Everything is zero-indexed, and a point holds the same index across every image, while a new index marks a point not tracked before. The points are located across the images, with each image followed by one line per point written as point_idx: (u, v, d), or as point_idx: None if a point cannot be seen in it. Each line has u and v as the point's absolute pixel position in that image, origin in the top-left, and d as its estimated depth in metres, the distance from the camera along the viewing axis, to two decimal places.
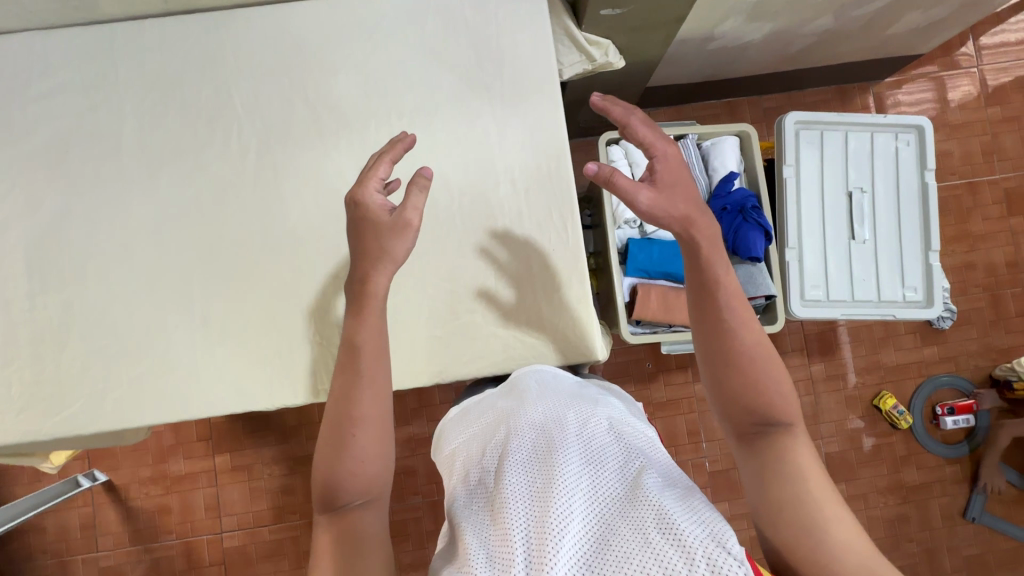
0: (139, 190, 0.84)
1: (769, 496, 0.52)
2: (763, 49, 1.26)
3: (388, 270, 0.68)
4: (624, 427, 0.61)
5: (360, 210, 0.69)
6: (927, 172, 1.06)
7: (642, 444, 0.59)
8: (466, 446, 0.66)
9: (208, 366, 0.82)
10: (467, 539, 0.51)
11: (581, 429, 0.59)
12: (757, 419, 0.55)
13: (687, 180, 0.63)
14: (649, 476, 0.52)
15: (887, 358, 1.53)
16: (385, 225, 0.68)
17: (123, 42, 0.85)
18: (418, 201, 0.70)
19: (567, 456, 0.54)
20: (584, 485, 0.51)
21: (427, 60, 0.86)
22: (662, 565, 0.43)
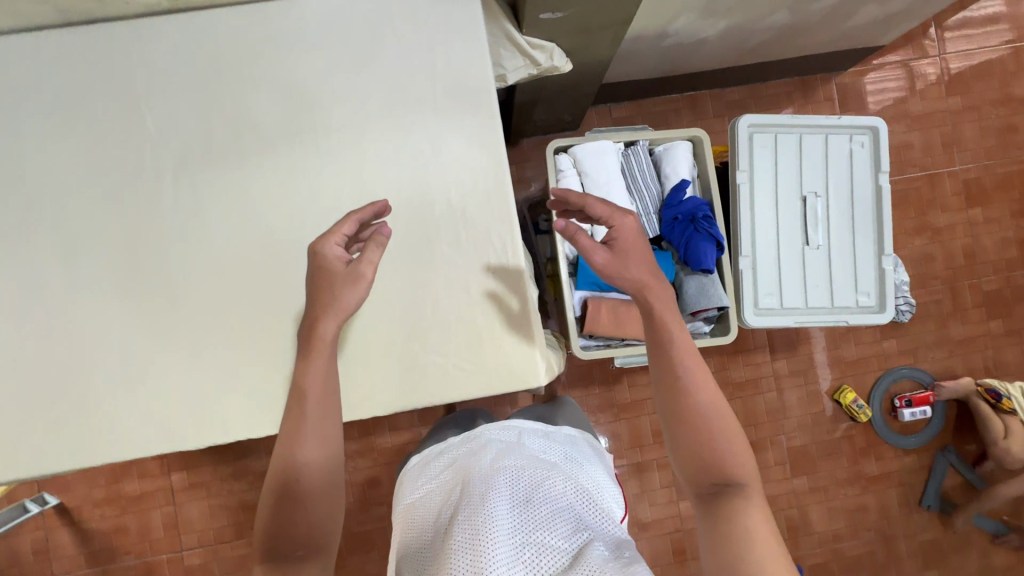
0: (44, 219, 0.78)
1: (717, 549, 0.57)
2: (721, 44, 1.22)
3: (337, 319, 0.68)
4: (580, 485, 0.62)
5: (318, 260, 0.70)
6: (881, 174, 1.04)
7: (594, 506, 0.60)
8: (421, 497, 0.66)
9: (129, 406, 0.77)
10: None
11: (528, 481, 0.60)
12: (711, 475, 0.61)
13: (642, 247, 0.72)
14: (591, 546, 0.54)
15: (848, 353, 1.54)
16: (339, 275, 0.68)
17: (16, 55, 0.77)
18: (376, 254, 0.70)
19: (508, 518, 0.55)
20: (518, 547, 0.53)
21: (355, 72, 0.80)
22: None
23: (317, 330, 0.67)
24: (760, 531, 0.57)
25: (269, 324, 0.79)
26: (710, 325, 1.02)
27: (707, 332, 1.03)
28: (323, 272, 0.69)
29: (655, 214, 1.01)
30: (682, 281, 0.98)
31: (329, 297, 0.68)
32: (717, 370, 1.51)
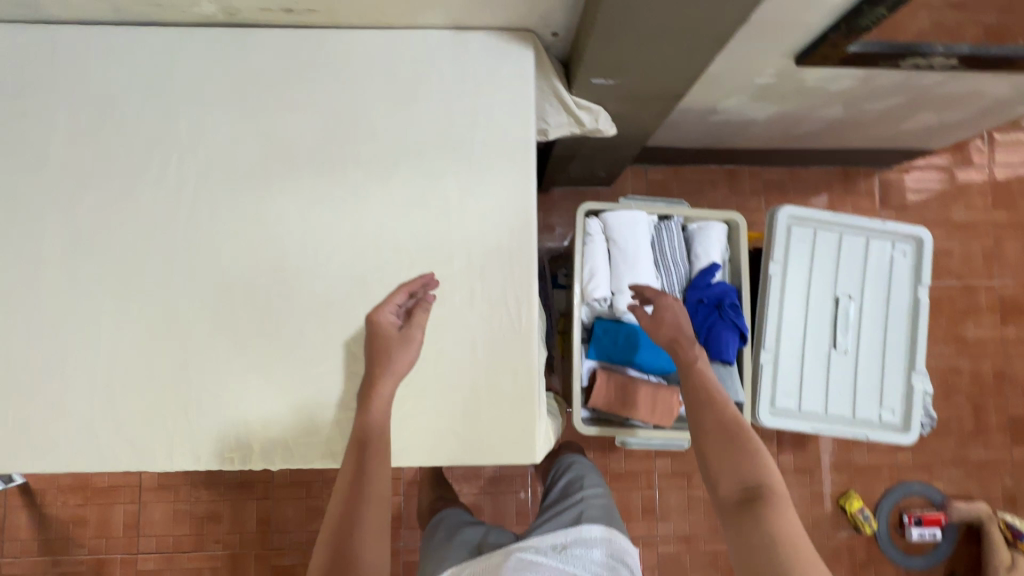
0: (58, 211, 0.76)
1: (743, 522, 0.67)
2: (769, 127, 1.20)
3: (391, 382, 0.73)
4: None
5: (373, 329, 0.75)
6: (920, 287, 1.00)
7: None
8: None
9: (104, 416, 0.74)
10: None
11: None
12: (732, 465, 0.72)
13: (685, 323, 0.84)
14: None
15: (859, 457, 1.46)
16: (392, 340, 0.74)
17: (66, 47, 0.77)
18: (422, 317, 0.75)
19: None
20: None
21: (396, 111, 0.79)
22: None
23: (374, 391, 0.72)
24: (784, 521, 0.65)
25: (263, 353, 0.76)
26: None
27: None
28: (378, 338, 0.74)
29: (680, 293, 0.97)
30: None
31: (384, 358, 0.73)
32: None
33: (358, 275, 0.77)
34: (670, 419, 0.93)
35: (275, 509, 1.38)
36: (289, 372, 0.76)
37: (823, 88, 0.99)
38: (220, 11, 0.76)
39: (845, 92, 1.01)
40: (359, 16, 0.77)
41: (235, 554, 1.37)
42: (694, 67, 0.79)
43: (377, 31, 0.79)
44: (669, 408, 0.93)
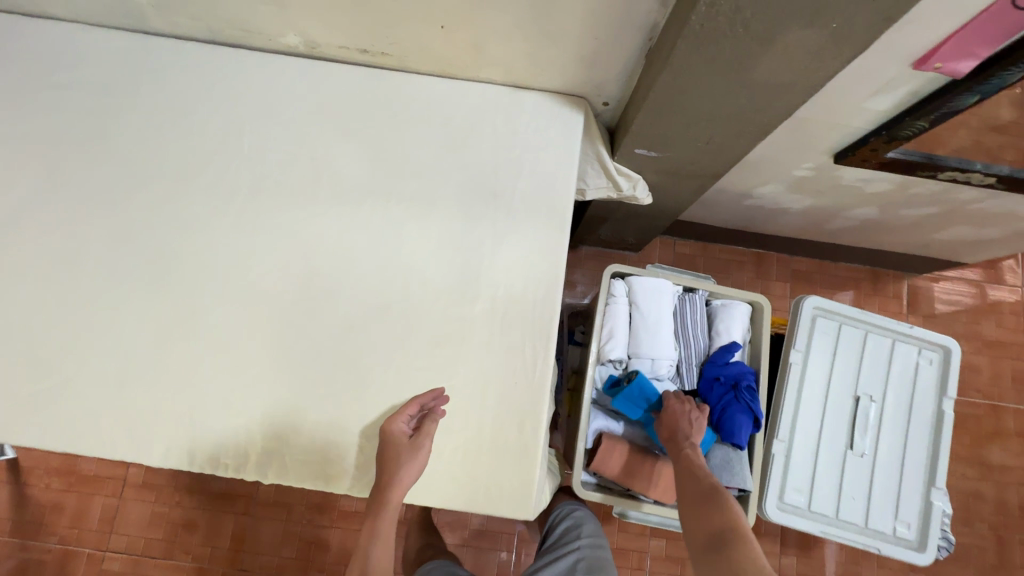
0: (116, 200, 0.80)
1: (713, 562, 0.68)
2: (801, 218, 1.22)
3: (398, 494, 0.71)
4: None
5: (386, 441, 0.72)
6: (946, 399, 0.97)
7: None
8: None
9: (110, 402, 0.74)
10: None
11: None
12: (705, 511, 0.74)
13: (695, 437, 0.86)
14: None
15: (867, 574, 1.36)
16: (402, 457, 0.71)
17: (158, 57, 0.84)
18: (431, 426, 0.73)
19: None
20: None
21: (445, 154, 0.83)
22: None
23: (381, 501, 0.71)
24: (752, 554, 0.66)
25: (278, 365, 0.76)
26: None
27: None
28: (390, 447, 0.72)
29: (697, 367, 0.96)
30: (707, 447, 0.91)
31: (392, 467, 0.71)
32: None
33: (383, 302, 0.79)
34: (673, 496, 0.89)
35: (252, 528, 1.34)
36: (298, 388, 0.76)
37: (859, 188, 1.01)
38: (301, 44, 0.82)
39: (881, 195, 1.03)
40: (426, 64, 0.83)
41: (202, 569, 1.32)
42: (734, 152, 0.83)
43: (439, 79, 0.85)
44: (671, 485, 0.89)
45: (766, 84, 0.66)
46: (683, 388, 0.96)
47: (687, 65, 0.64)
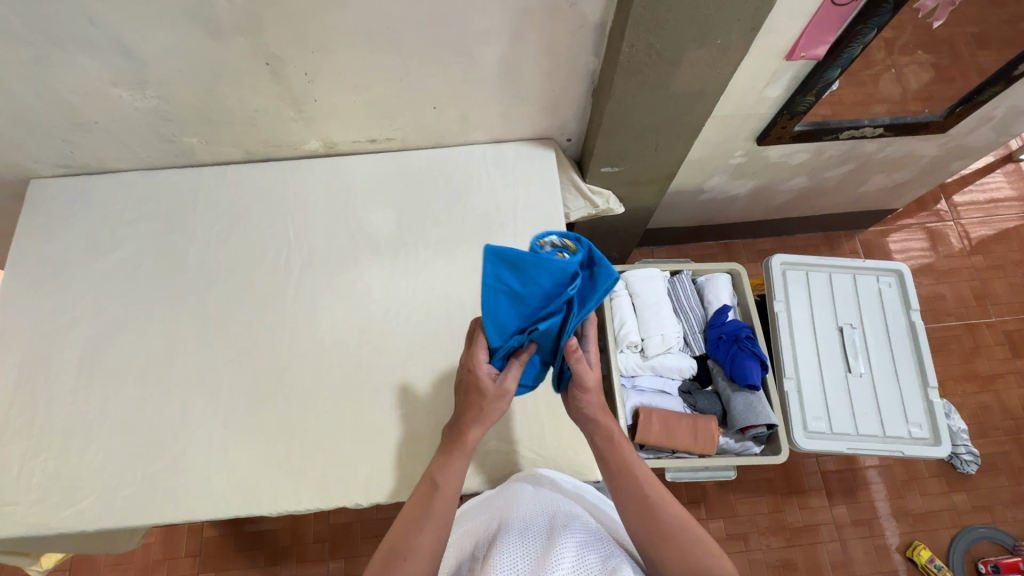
0: (192, 299, 0.96)
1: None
2: (750, 201, 1.43)
3: (479, 428, 0.66)
4: (570, 515, 0.67)
5: (470, 375, 0.66)
6: (912, 311, 1.13)
7: (577, 523, 0.64)
8: (453, 556, 0.69)
9: (218, 466, 0.85)
10: None
11: (534, 513, 0.67)
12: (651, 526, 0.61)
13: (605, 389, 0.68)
14: (567, 536, 0.60)
15: (914, 504, 1.44)
16: (490, 393, 0.65)
17: (207, 181, 1.03)
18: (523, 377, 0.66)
19: (510, 533, 0.63)
20: (510, 542, 0.61)
21: (453, 203, 1.02)
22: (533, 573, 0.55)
23: (461, 436, 0.66)
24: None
25: (355, 400, 0.89)
26: (761, 445, 1.07)
27: (759, 450, 1.08)
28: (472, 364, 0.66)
29: (700, 333, 1.12)
30: (730, 397, 1.05)
31: (474, 408, 0.66)
32: (771, 512, 1.43)
33: (432, 329, 0.93)
34: (713, 446, 1.01)
35: None
36: (375, 418, 0.88)
37: (786, 162, 1.24)
38: (322, 146, 1.03)
39: (804, 164, 1.26)
40: (423, 139, 1.04)
41: None
42: (678, 152, 1.03)
43: (435, 149, 1.06)
44: (710, 436, 1.01)
45: (685, 93, 0.87)
46: (695, 354, 1.12)
47: (625, 92, 0.86)
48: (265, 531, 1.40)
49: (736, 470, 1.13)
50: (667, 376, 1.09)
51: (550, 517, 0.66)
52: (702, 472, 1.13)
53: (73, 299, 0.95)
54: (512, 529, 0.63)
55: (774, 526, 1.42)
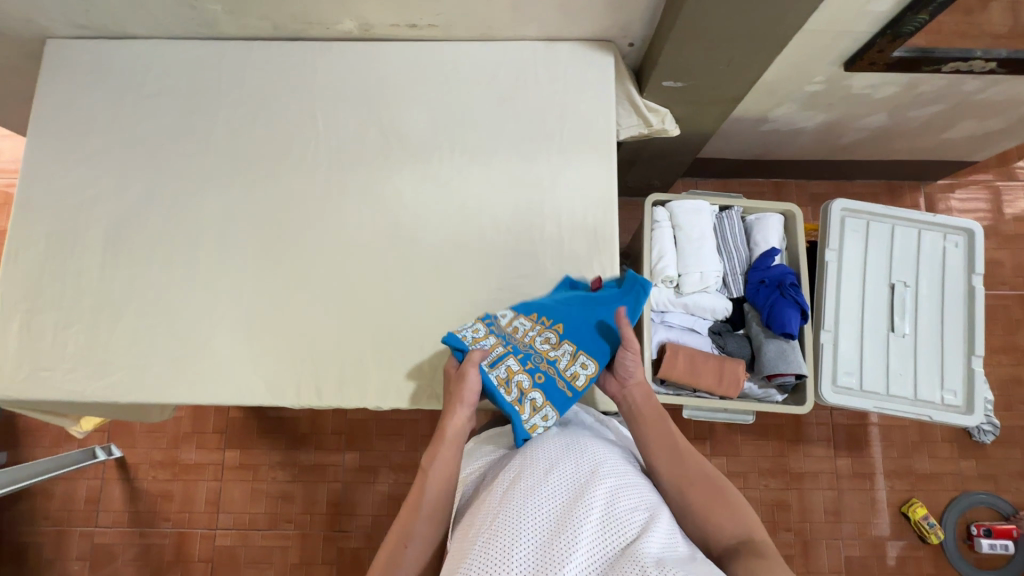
0: (217, 187, 0.92)
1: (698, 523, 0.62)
2: (815, 136, 1.30)
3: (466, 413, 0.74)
4: (598, 459, 0.64)
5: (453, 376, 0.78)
6: (974, 276, 1.05)
7: (604, 472, 0.62)
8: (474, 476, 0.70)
9: (245, 356, 0.87)
10: (465, 523, 0.60)
11: (561, 455, 0.65)
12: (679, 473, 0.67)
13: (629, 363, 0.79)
14: (592, 490, 0.58)
15: (920, 465, 1.45)
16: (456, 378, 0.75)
17: (231, 57, 0.95)
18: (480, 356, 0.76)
19: (536, 476, 0.61)
20: (536, 487, 0.59)
21: (495, 107, 0.93)
22: (558, 530, 0.53)
23: (443, 427, 0.72)
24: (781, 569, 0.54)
25: (380, 306, 0.87)
26: (784, 394, 1.05)
27: (781, 399, 1.05)
28: (457, 384, 0.74)
29: (741, 275, 1.06)
30: (762, 342, 1.01)
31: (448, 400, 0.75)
32: (774, 456, 1.45)
33: (462, 242, 0.89)
34: (737, 389, 0.99)
35: (345, 493, 1.43)
36: (400, 326, 0.87)
37: (869, 95, 1.10)
38: (357, 27, 0.93)
39: (890, 99, 1.12)
40: (469, 30, 0.93)
41: (305, 534, 1.42)
42: (752, 72, 0.91)
43: (480, 42, 0.95)
44: (736, 379, 0.99)
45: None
46: (732, 296, 1.06)
47: None
48: (286, 417, 1.47)
49: (754, 415, 1.12)
50: (698, 316, 1.05)
51: (574, 450, 0.65)
52: (719, 414, 1.12)
53: (97, 174, 0.92)
54: (537, 472, 0.62)
55: (775, 469, 1.44)
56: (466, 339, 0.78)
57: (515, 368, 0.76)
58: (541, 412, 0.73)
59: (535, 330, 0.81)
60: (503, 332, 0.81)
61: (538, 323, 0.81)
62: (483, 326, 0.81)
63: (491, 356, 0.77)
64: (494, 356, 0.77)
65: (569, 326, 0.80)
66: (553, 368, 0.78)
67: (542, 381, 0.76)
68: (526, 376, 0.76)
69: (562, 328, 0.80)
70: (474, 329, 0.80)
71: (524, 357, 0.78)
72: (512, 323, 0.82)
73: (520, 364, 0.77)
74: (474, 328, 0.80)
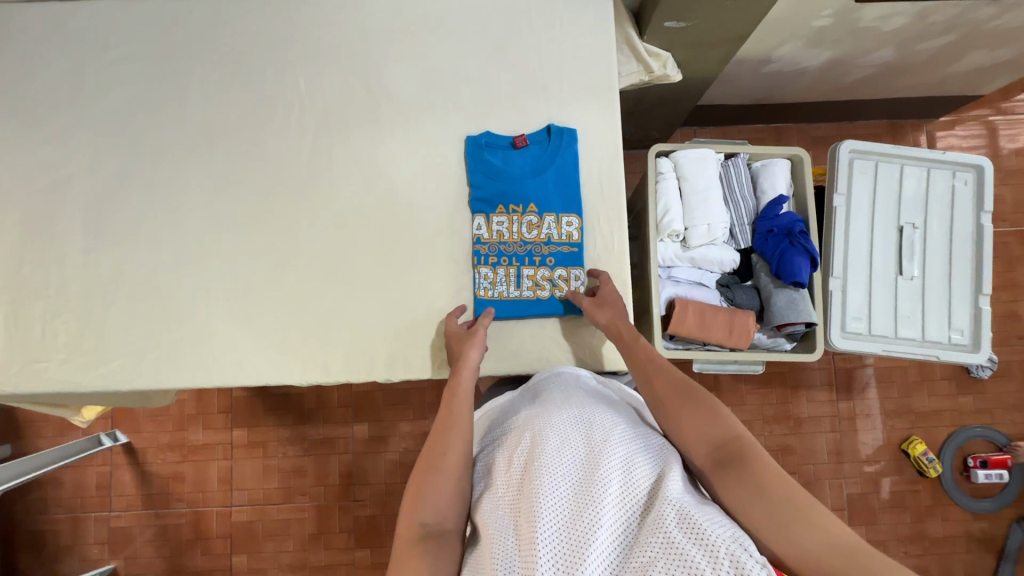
0: (198, 158, 0.86)
1: (686, 432, 0.61)
2: (819, 76, 1.25)
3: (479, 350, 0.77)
4: (607, 422, 0.62)
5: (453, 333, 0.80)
6: (983, 214, 1.03)
7: (616, 435, 0.60)
8: (484, 449, 0.69)
9: (246, 335, 0.84)
10: (484, 504, 0.59)
11: (569, 419, 0.62)
12: (664, 389, 0.66)
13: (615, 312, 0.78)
14: (608, 460, 0.56)
15: (919, 403, 1.48)
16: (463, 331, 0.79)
17: (199, 15, 0.88)
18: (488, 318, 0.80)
19: (548, 447, 0.59)
20: (549, 461, 0.57)
21: (487, 58, 0.87)
22: (579, 506, 0.52)
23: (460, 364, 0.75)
24: (776, 471, 0.54)
25: (382, 276, 0.84)
26: (793, 343, 1.04)
27: (789, 348, 1.05)
28: (465, 336, 0.78)
29: (749, 225, 1.04)
30: (770, 293, 1.00)
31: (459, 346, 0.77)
32: (778, 403, 1.47)
33: (462, 206, 0.85)
34: (747, 341, 0.98)
35: (356, 464, 1.44)
36: (404, 296, 0.84)
37: (877, 29, 1.05)
38: None
39: (899, 32, 1.06)
40: None
41: (321, 505, 1.43)
42: (760, 8, 0.86)
43: None
44: (746, 331, 0.98)
45: None
46: (739, 247, 1.04)
47: None
48: (291, 393, 1.46)
49: (762, 365, 1.12)
50: (705, 269, 1.03)
51: (580, 418, 0.62)
52: (728, 366, 1.11)
53: (67, 151, 0.86)
54: (546, 442, 0.59)
55: (779, 415, 1.47)
56: (483, 291, 0.83)
57: (534, 271, 0.83)
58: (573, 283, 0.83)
59: (517, 223, 0.84)
60: (496, 243, 0.84)
61: (515, 222, 0.84)
62: (482, 262, 0.83)
63: (513, 284, 0.83)
64: (515, 282, 0.83)
65: (539, 199, 0.84)
66: (555, 245, 0.84)
67: (556, 260, 0.84)
68: (546, 270, 0.84)
69: (536, 205, 0.84)
70: (483, 272, 0.83)
71: (533, 258, 0.84)
72: (494, 231, 0.84)
73: (532, 266, 0.84)
74: (485, 276, 0.83)
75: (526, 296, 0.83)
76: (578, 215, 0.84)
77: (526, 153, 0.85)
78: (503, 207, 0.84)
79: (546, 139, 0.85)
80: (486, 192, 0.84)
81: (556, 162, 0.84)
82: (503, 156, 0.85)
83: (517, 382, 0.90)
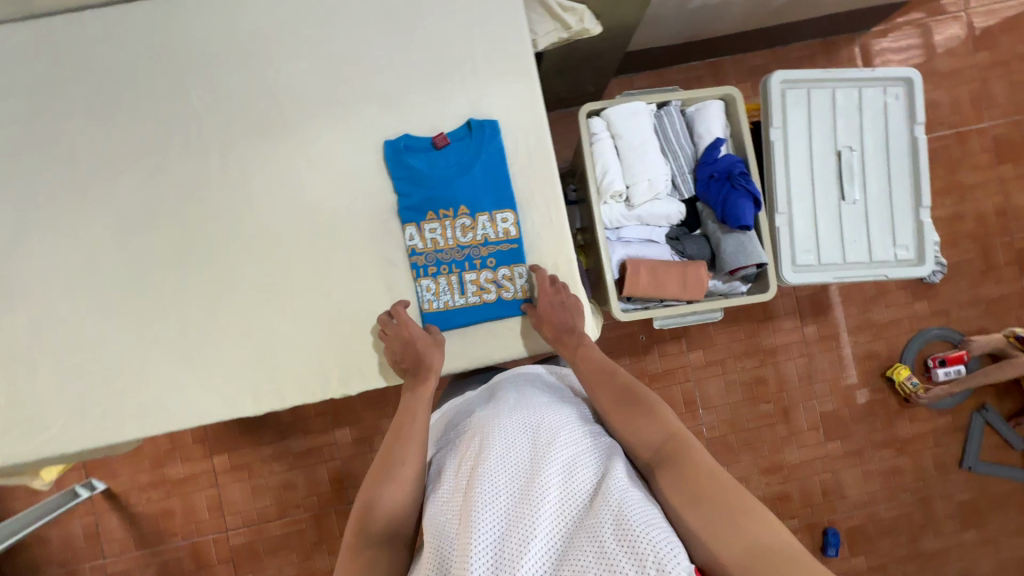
0: (99, 196, 0.80)
1: (631, 432, 0.62)
2: (745, 5, 1.21)
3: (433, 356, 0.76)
4: (556, 422, 0.61)
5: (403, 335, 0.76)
6: (916, 126, 1.03)
7: (563, 435, 0.59)
8: (438, 453, 0.68)
9: (190, 375, 0.80)
10: (430, 508, 0.59)
11: (518, 422, 0.61)
12: (611, 392, 0.67)
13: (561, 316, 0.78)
14: (550, 463, 0.55)
15: (879, 315, 1.53)
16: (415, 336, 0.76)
17: (64, 36, 0.79)
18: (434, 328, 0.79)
19: (494, 452, 0.58)
20: (494, 466, 0.57)
21: (392, 40, 0.81)
22: (518, 511, 0.52)
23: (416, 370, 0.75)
24: (715, 472, 0.55)
25: (321, 290, 0.81)
26: (748, 284, 1.05)
27: (746, 290, 1.06)
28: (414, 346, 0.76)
29: (691, 174, 1.02)
30: (720, 239, 0.99)
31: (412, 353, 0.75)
32: (747, 338, 1.50)
33: (392, 204, 0.81)
34: (702, 291, 0.98)
35: (346, 468, 1.44)
36: (348, 307, 0.81)
37: None
38: None
39: None
40: None
41: (318, 514, 1.43)
42: None
43: None
44: (700, 281, 0.97)
45: None
46: (683, 197, 1.03)
47: None
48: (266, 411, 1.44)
49: (722, 311, 1.12)
50: (653, 225, 1.02)
51: (532, 419, 0.62)
52: (689, 318, 1.12)
53: None
54: (493, 447, 0.59)
55: (749, 350, 1.50)
56: (428, 304, 0.81)
57: (477, 276, 0.81)
58: (519, 283, 0.82)
59: (451, 228, 0.81)
60: (433, 252, 0.81)
61: (449, 226, 0.81)
62: (423, 274, 0.81)
63: (457, 291, 0.81)
64: (459, 289, 0.81)
65: (469, 200, 0.81)
66: (493, 245, 0.81)
67: (498, 260, 0.82)
68: (489, 272, 0.81)
69: (467, 206, 0.81)
70: (424, 284, 0.81)
71: (474, 262, 0.81)
72: (429, 239, 0.81)
73: (474, 270, 0.81)
74: (427, 288, 0.80)
75: (472, 302, 0.81)
76: (513, 210, 0.81)
77: (449, 152, 0.81)
78: (433, 213, 0.81)
79: (468, 135, 0.81)
80: (413, 201, 0.80)
81: (480, 160, 0.80)
82: (426, 158, 0.80)
83: (480, 372, 0.89)
